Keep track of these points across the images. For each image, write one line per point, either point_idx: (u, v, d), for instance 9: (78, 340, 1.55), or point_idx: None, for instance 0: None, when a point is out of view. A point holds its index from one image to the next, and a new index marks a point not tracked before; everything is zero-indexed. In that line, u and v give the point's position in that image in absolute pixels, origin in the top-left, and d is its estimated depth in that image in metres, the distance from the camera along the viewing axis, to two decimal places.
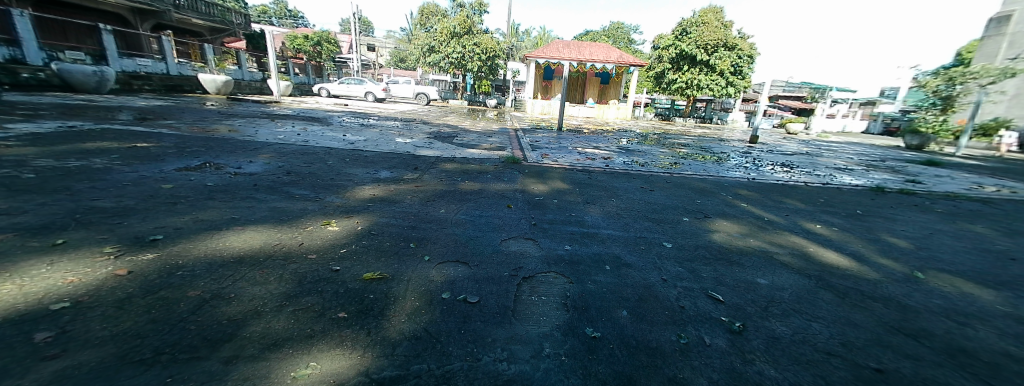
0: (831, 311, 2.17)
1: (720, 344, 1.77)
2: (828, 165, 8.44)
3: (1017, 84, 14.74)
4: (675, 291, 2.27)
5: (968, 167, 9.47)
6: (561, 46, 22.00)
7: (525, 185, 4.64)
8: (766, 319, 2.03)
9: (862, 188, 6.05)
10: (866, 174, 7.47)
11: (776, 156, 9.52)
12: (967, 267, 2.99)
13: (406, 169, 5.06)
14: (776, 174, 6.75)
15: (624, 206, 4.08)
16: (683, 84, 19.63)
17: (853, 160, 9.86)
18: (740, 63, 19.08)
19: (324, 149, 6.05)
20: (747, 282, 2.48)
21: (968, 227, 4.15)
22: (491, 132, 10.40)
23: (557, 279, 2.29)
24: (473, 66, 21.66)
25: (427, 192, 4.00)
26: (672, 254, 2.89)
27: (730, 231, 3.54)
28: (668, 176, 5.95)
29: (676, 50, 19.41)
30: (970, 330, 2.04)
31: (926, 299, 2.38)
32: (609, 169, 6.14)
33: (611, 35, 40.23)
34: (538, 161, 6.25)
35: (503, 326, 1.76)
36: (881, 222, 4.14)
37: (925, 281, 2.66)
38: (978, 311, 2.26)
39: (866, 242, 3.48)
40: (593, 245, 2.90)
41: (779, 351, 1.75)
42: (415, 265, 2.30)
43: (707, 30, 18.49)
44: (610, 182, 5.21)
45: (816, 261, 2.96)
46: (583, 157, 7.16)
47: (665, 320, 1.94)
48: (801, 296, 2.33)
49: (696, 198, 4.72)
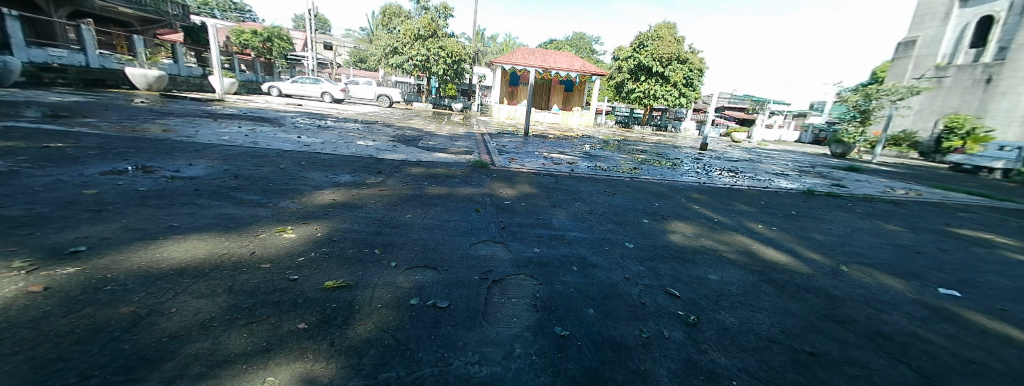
0: (771, 302, 2.37)
1: (678, 337, 1.88)
2: (767, 171, 9.23)
3: (922, 101, 16.75)
4: (637, 289, 2.38)
5: (883, 173, 10.70)
6: (526, 53, 22.27)
7: (493, 189, 4.64)
8: (717, 311, 2.19)
9: (796, 191, 6.68)
10: (800, 179, 8.23)
11: (724, 162, 10.28)
12: (882, 259, 3.40)
13: (368, 173, 4.88)
14: (724, 179, 7.28)
15: (589, 209, 4.21)
16: (641, 94, 20.72)
17: (788, 166, 10.88)
18: (692, 76, 20.32)
19: (276, 152, 5.69)
20: (700, 279, 2.65)
21: (883, 225, 4.72)
22: (456, 136, 10.32)
23: (526, 281, 2.31)
24: (438, 70, 21.39)
25: (392, 197, 3.89)
26: (633, 253, 3.02)
27: (685, 231, 3.75)
28: (629, 181, 6.20)
29: (634, 62, 20.43)
30: (885, 314, 2.32)
31: (850, 289, 2.67)
32: (574, 173, 6.30)
33: (573, 45, 41.50)
34: (505, 165, 6.29)
35: (473, 329, 1.74)
36: (812, 222, 4.58)
37: (848, 273, 2.99)
38: (892, 298, 2.57)
39: (801, 239, 3.84)
40: (560, 247, 2.96)
41: (728, 340, 1.90)
42: (383, 271, 2.23)
43: (662, 44, 19.59)
44: (576, 186, 5.35)
45: (758, 257, 3.22)
46: (549, 162, 7.27)
47: (628, 316, 2.03)
48: (746, 289, 2.53)
49: (654, 201, 4.97)
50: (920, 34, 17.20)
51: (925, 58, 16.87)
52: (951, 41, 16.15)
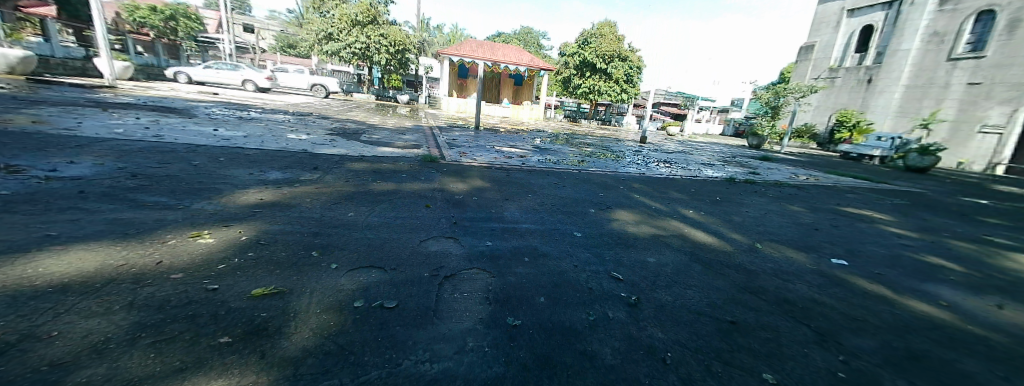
0: (700, 279, 2.61)
1: (620, 317, 2.00)
2: (697, 161, 10.08)
3: (819, 99, 19.37)
4: (584, 275, 2.47)
5: (791, 161, 12.21)
6: (474, 45, 21.91)
7: (442, 183, 4.53)
8: (655, 291, 2.36)
9: (721, 179, 7.39)
10: (724, 168, 9.10)
11: (661, 154, 11.03)
12: (788, 236, 3.89)
13: (303, 169, 4.51)
14: (661, 170, 7.81)
15: (539, 201, 4.27)
16: (587, 90, 21.51)
17: (715, 157, 11.98)
18: (632, 73, 21.45)
19: (188, 147, 5.02)
20: (640, 262, 2.83)
21: (789, 207, 5.40)
22: (402, 130, 9.91)
23: (478, 274, 2.28)
24: (380, 59, 20.30)
25: (330, 194, 3.63)
26: (581, 242, 3.13)
27: (627, 219, 3.97)
28: (577, 173, 6.41)
29: (579, 58, 21.14)
30: (790, 283, 2.67)
31: (763, 263, 3.02)
32: (525, 166, 6.36)
33: (520, 39, 41.71)
34: (456, 159, 6.16)
35: (424, 327, 1.68)
36: (733, 206, 5.10)
37: (762, 250, 3.38)
38: (795, 269, 2.96)
39: (724, 222, 4.26)
40: (512, 239, 2.97)
41: (664, 317, 2.06)
42: (321, 274, 2.07)
43: (604, 41, 20.38)
44: (525, 179, 5.41)
45: (690, 239, 3.52)
46: (500, 156, 7.26)
47: (577, 301, 2.10)
48: (680, 269, 2.76)
49: (599, 191, 5.19)
50: (817, 40, 19.76)
51: (822, 61, 19.42)
52: (841, 46, 18.73)
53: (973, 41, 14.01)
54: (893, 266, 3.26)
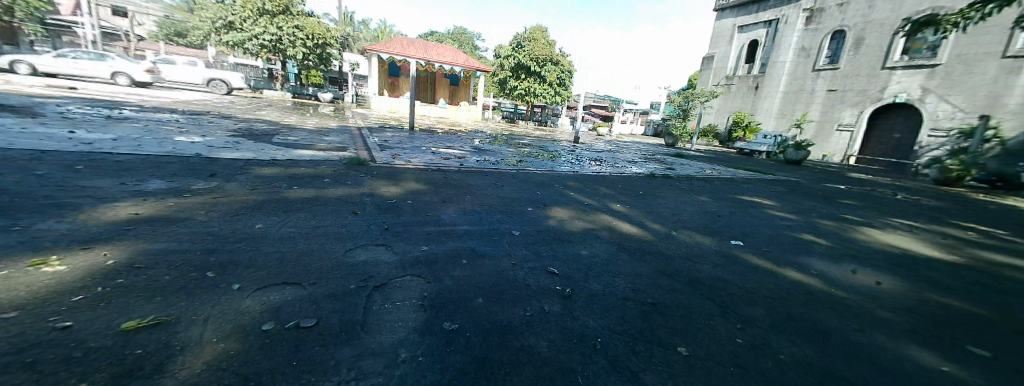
0: (627, 267, 2.81)
1: (556, 310, 2.06)
2: (624, 159, 10.83)
3: (719, 103, 21.89)
4: (522, 272, 2.51)
5: (701, 157, 13.70)
6: (406, 43, 21.17)
7: (372, 188, 4.26)
8: (587, 281, 2.49)
9: (645, 175, 8.03)
10: (647, 165, 9.91)
11: (592, 153, 11.66)
12: (699, 223, 4.36)
13: (200, 177, 3.93)
14: (593, 168, 8.25)
15: (477, 202, 4.23)
16: (523, 92, 21.95)
17: (640, 154, 12.99)
18: (564, 76, 22.37)
19: (37, 154, 4.08)
20: (574, 255, 2.96)
21: (701, 197, 6.05)
22: (327, 131, 9.17)
23: (412, 282, 2.17)
24: (295, 53, 18.50)
25: (238, 204, 3.21)
26: (519, 240, 3.17)
27: (562, 215, 4.12)
28: (515, 173, 6.49)
29: (514, 60, 21.50)
30: (701, 265, 2.99)
31: (679, 249, 3.35)
32: (463, 168, 6.27)
33: (454, 39, 41.17)
34: (388, 162, 5.86)
35: (348, 343, 1.55)
36: (655, 199, 5.58)
37: (679, 237, 3.74)
38: (705, 252, 3.33)
39: (648, 213, 4.63)
40: (448, 242, 2.89)
41: (596, 306, 2.17)
42: (218, 296, 1.79)
43: (537, 45, 20.96)
44: (462, 180, 5.33)
45: (618, 231, 3.77)
46: (437, 157, 7.08)
47: (514, 299, 2.12)
48: (609, 259, 2.93)
49: (537, 190, 5.31)
50: (715, 51, 22.35)
51: (720, 70, 21.92)
52: (734, 59, 21.30)
53: (830, 56, 17.10)
54: (779, 244, 3.82)
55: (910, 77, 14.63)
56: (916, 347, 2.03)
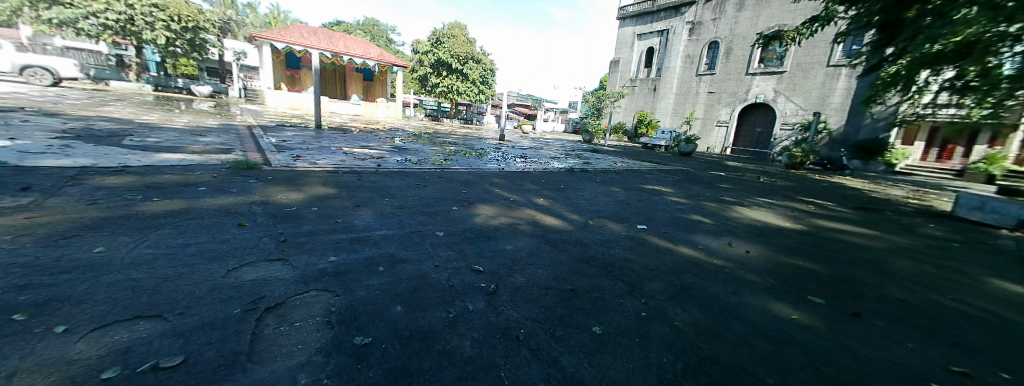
0: (549, 258, 2.92)
1: (480, 308, 2.04)
2: (546, 155, 11.24)
3: (626, 103, 23.95)
4: (445, 273, 2.43)
5: (615, 152, 14.86)
6: (305, 32, 19.41)
7: (269, 195, 3.75)
8: (511, 275, 2.52)
9: (565, 169, 8.43)
10: (567, 160, 10.43)
11: (516, 150, 11.89)
12: (613, 212, 4.73)
13: (15, 192, 3.05)
14: (517, 164, 8.40)
15: (397, 204, 4.00)
16: (445, 89, 21.45)
17: (560, 151, 13.61)
18: (486, 74, 22.47)
19: None
20: (499, 250, 2.98)
21: (615, 189, 6.55)
22: (212, 131, 7.88)
23: (319, 296, 1.91)
24: (153, 36, 15.97)
25: (77, 222, 2.55)
26: (442, 240, 3.07)
27: (487, 213, 4.11)
28: (438, 172, 6.31)
29: (434, 57, 20.90)
30: (614, 250, 3.24)
31: (596, 237, 3.59)
32: (381, 168, 5.89)
33: (365, 31, 38.56)
34: (288, 165, 5.23)
35: (231, 379, 1.31)
36: (574, 192, 5.89)
37: (596, 226, 4.00)
38: (618, 238, 3.61)
39: (568, 205, 4.87)
40: (364, 249, 2.66)
41: (520, 299, 2.20)
42: (28, 345, 1.34)
43: (457, 42, 20.68)
44: (380, 181, 5.00)
45: (541, 224, 3.89)
46: (351, 158, 6.54)
47: (436, 302, 2.04)
48: (532, 252, 3.01)
49: (461, 189, 5.22)
50: (621, 56, 24.20)
51: (626, 73, 23.90)
52: (637, 63, 23.41)
53: (708, 63, 19.87)
54: (676, 225, 4.32)
55: (766, 82, 17.70)
56: (774, 301, 2.47)
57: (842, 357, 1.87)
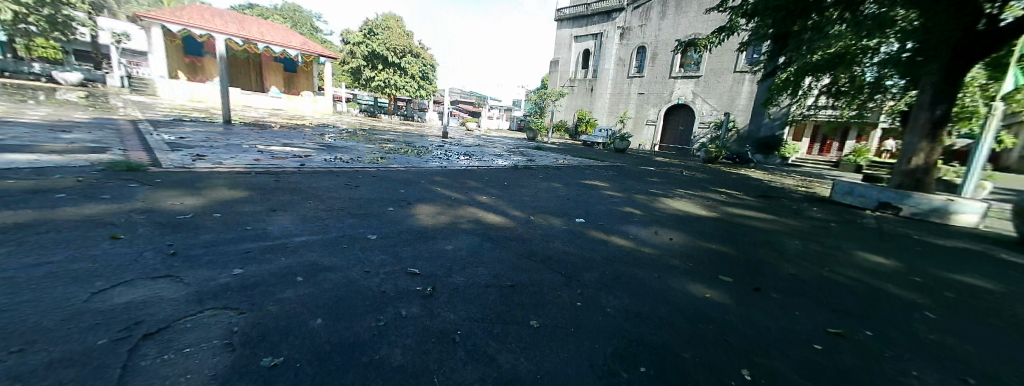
0: (489, 256, 2.88)
1: (414, 312, 1.93)
2: (490, 153, 11.18)
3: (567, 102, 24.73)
4: (377, 278, 2.27)
5: (557, 149, 15.27)
6: (206, 14, 17.29)
7: (164, 201, 3.23)
8: (449, 276, 2.43)
9: (509, 167, 8.45)
10: (511, 158, 10.48)
11: (460, 148, 11.68)
12: (554, 207, 4.83)
13: None
14: (460, 162, 8.24)
15: (325, 207, 3.68)
16: (382, 84, 20.33)
17: (505, 148, 13.65)
18: (426, 70, 21.86)
19: None
20: (437, 251, 2.87)
21: (557, 184, 6.71)
22: (89, 127, 6.63)
23: (219, 314, 1.67)
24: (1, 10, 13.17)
25: None
26: (375, 243, 2.88)
27: (426, 212, 3.96)
28: (373, 171, 5.95)
29: (367, 49, 19.66)
30: (554, 244, 3.30)
31: (536, 232, 3.63)
32: (305, 168, 5.39)
33: (289, 18, 35.28)
34: (182, 165, 4.53)
35: None
36: (517, 188, 5.93)
37: (537, 221, 4.05)
38: (557, 232, 3.69)
39: (511, 202, 4.87)
40: (282, 257, 2.39)
41: (457, 300, 2.13)
42: None
43: (393, 35, 19.79)
44: (305, 182, 4.57)
45: (483, 222, 3.84)
46: (269, 157, 5.90)
47: (364, 309, 1.89)
48: (472, 251, 2.95)
49: (399, 188, 4.97)
50: (560, 57, 24.96)
51: (565, 72, 24.70)
52: (575, 63, 24.23)
53: (637, 67, 21.27)
54: (612, 218, 4.53)
55: (686, 85, 19.43)
56: (694, 283, 2.69)
57: (747, 329, 2.08)
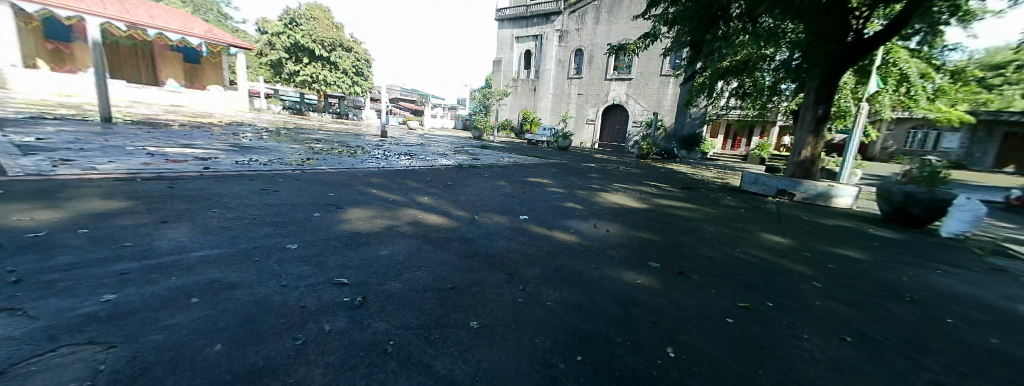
0: (428, 259, 2.76)
1: (339, 326, 1.77)
2: (433, 152, 10.86)
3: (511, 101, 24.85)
4: (297, 292, 2.06)
5: (502, 148, 15.32)
6: None
7: (13, 219, 2.62)
8: (383, 283, 2.28)
9: (452, 166, 8.26)
10: (454, 157, 10.26)
11: (400, 147, 11.18)
12: (496, 205, 4.80)
13: None
14: (400, 162, 7.88)
15: (238, 216, 3.27)
16: (308, 78, 18.71)
17: (449, 147, 13.36)
18: (359, 65, 20.71)
19: None
20: (371, 257, 2.69)
21: (501, 183, 6.70)
22: None
23: (83, 351, 1.38)
24: None
25: None
26: (298, 254, 2.61)
27: (360, 216, 3.70)
28: (299, 174, 5.43)
29: (288, 39, 17.87)
30: (495, 242, 3.27)
31: (478, 231, 3.57)
32: (208, 172, 4.73)
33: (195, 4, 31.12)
34: (33, 173, 3.72)
35: None
36: (459, 188, 5.81)
37: (479, 220, 3.99)
38: (499, 230, 3.66)
39: (453, 202, 4.75)
40: (178, 277, 2.06)
41: (390, 307, 2.00)
42: None
43: (320, 26, 18.46)
44: (214, 189, 4.03)
45: (423, 223, 3.69)
46: (163, 160, 5.10)
47: (280, 328, 1.69)
48: (410, 255, 2.80)
49: (329, 191, 4.60)
50: (501, 56, 25.04)
51: (507, 71, 24.83)
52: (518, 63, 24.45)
53: (576, 69, 22.12)
54: (553, 213, 4.63)
55: (620, 87, 20.60)
56: (626, 270, 2.84)
57: (671, 309, 2.24)
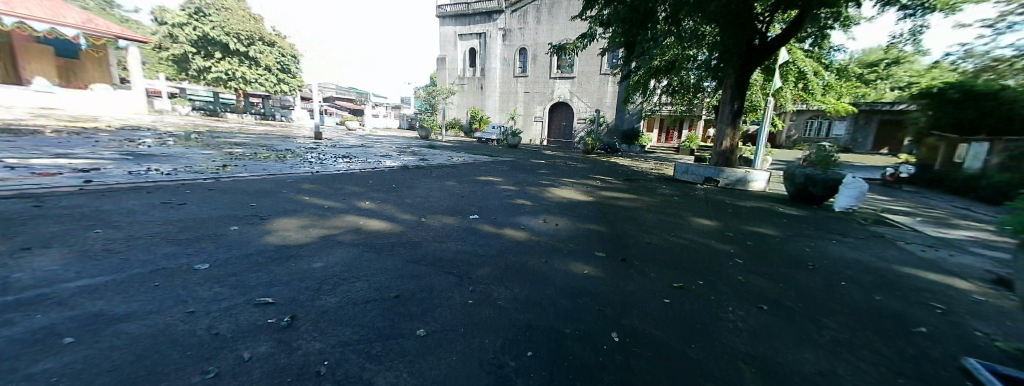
0: (369, 267, 2.58)
1: (262, 351, 1.57)
2: (375, 154, 10.30)
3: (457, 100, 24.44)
4: (210, 317, 1.79)
5: (449, 147, 15.02)
6: None
7: None
8: (316, 298, 2.08)
9: (397, 167, 7.88)
10: (399, 158, 9.83)
11: (338, 150, 10.45)
12: (444, 205, 4.65)
13: None
14: (338, 166, 7.35)
15: (135, 235, 2.80)
16: (223, 75, 16.79)
17: (393, 148, 12.79)
18: (284, 61, 18.97)
19: None
20: (303, 271, 2.44)
21: (449, 183, 6.53)
22: None
23: None
24: None
25: None
26: (214, 274, 2.29)
27: (291, 227, 3.37)
28: (214, 183, 4.83)
29: (195, 31, 15.95)
30: (441, 244, 3.15)
31: (425, 234, 3.42)
32: (87, 186, 4.01)
33: None
34: None
35: None
36: (404, 190, 5.55)
37: (426, 222, 3.83)
38: (446, 231, 3.54)
39: (398, 205, 4.52)
40: (46, 315, 1.69)
41: (324, 324, 1.83)
42: None
43: (234, 18, 16.66)
44: (104, 206, 3.43)
45: (364, 230, 3.45)
46: (29, 174, 4.24)
47: (186, 362, 1.46)
48: (348, 265, 2.60)
49: (252, 201, 4.14)
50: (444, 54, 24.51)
51: (451, 69, 24.38)
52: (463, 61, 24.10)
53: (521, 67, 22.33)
54: (502, 211, 4.59)
55: (563, 85, 21.17)
56: (574, 261, 2.90)
57: (616, 295, 2.31)
